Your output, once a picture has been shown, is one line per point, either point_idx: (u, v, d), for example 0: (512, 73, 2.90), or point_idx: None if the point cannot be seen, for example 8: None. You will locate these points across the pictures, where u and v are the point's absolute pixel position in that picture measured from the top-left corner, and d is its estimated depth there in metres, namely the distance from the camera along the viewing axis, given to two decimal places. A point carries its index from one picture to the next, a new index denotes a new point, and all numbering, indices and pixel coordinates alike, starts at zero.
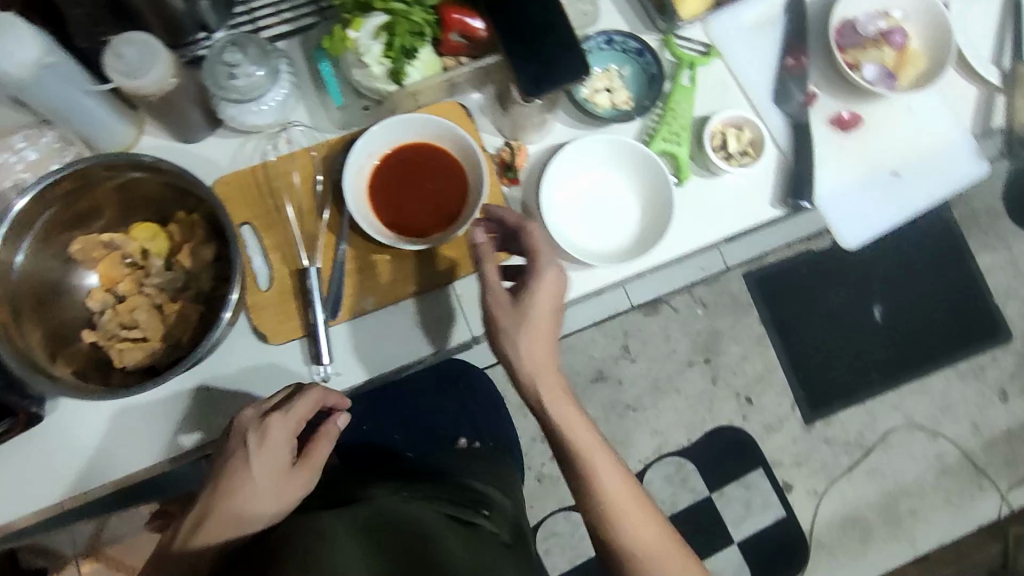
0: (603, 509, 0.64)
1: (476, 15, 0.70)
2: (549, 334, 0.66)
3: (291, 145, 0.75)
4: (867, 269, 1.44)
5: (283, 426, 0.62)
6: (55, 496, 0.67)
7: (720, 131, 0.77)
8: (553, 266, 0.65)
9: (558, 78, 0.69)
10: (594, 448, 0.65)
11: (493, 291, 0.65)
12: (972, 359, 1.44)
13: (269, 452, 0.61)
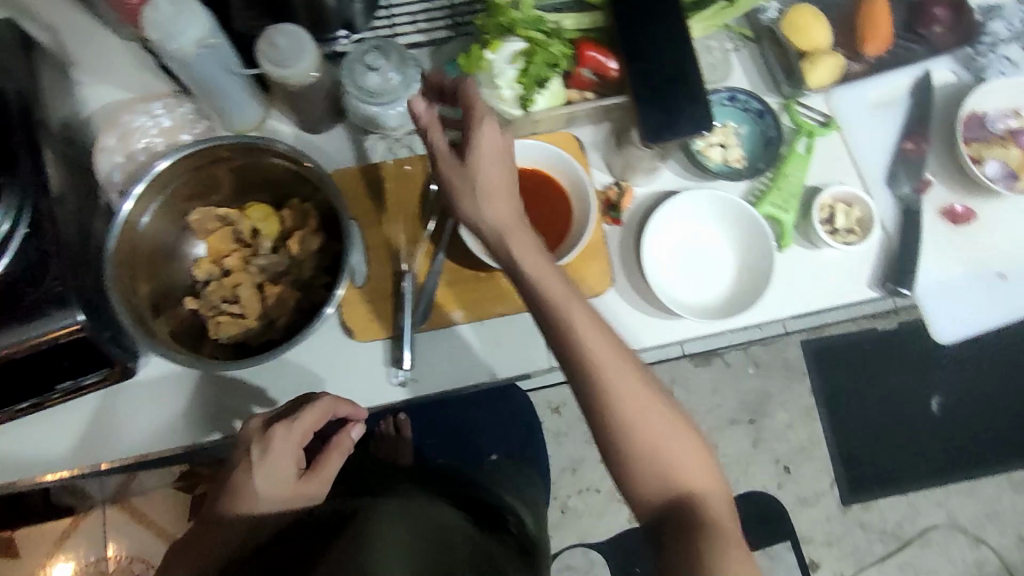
0: (628, 434, 0.55)
1: (612, 56, 0.72)
2: (510, 200, 0.61)
3: (410, 151, 0.78)
4: (930, 358, 1.40)
5: (289, 438, 0.61)
6: (133, 447, 0.70)
7: (829, 205, 0.77)
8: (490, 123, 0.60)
9: (682, 127, 0.70)
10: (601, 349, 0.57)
11: (440, 156, 0.61)
12: None
13: (272, 466, 0.60)
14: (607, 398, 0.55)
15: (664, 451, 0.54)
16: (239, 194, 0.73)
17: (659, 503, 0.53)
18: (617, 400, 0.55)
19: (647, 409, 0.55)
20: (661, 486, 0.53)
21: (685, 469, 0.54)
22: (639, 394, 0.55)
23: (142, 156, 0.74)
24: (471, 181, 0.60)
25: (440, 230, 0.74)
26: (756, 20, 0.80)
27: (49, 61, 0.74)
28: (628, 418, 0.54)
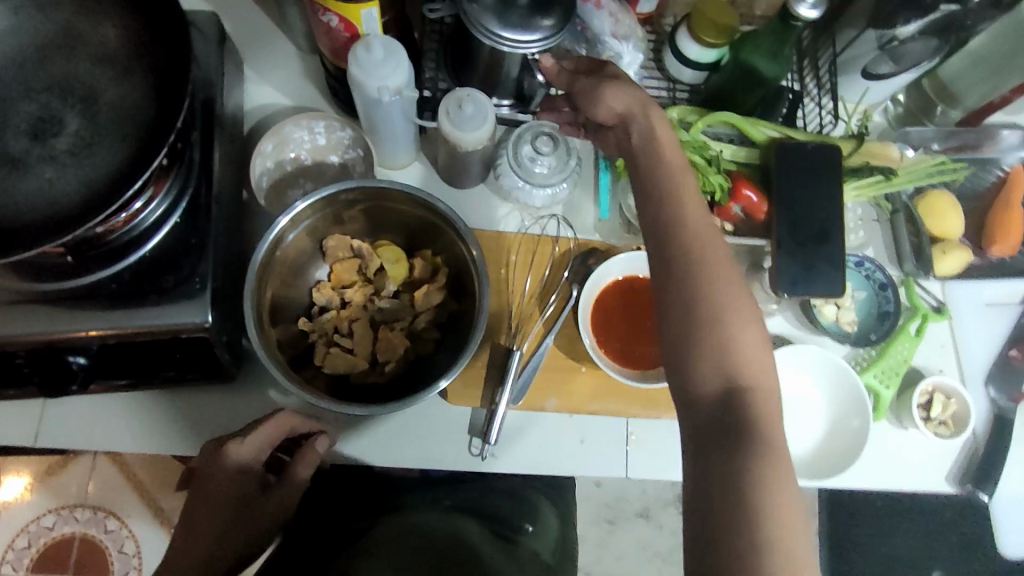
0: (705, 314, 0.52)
1: (765, 199, 0.74)
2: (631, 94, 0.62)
3: (542, 231, 0.78)
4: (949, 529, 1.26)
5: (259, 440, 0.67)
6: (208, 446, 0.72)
7: (929, 392, 0.77)
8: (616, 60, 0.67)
9: (816, 287, 0.71)
10: (708, 242, 0.55)
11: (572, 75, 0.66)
12: None
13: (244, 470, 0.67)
14: (689, 282, 0.53)
15: (738, 352, 0.51)
16: (371, 230, 0.75)
17: (715, 392, 0.51)
18: (698, 285, 0.53)
19: (733, 302, 0.53)
20: (720, 383, 0.51)
21: (755, 376, 0.52)
22: (728, 294, 0.53)
23: (289, 168, 0.77)
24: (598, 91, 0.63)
25: (555, 316, 0.75)
26: (896, 193, 0.82)
27: (232, 54, 0.76)
28: (707, 308, 0.52)
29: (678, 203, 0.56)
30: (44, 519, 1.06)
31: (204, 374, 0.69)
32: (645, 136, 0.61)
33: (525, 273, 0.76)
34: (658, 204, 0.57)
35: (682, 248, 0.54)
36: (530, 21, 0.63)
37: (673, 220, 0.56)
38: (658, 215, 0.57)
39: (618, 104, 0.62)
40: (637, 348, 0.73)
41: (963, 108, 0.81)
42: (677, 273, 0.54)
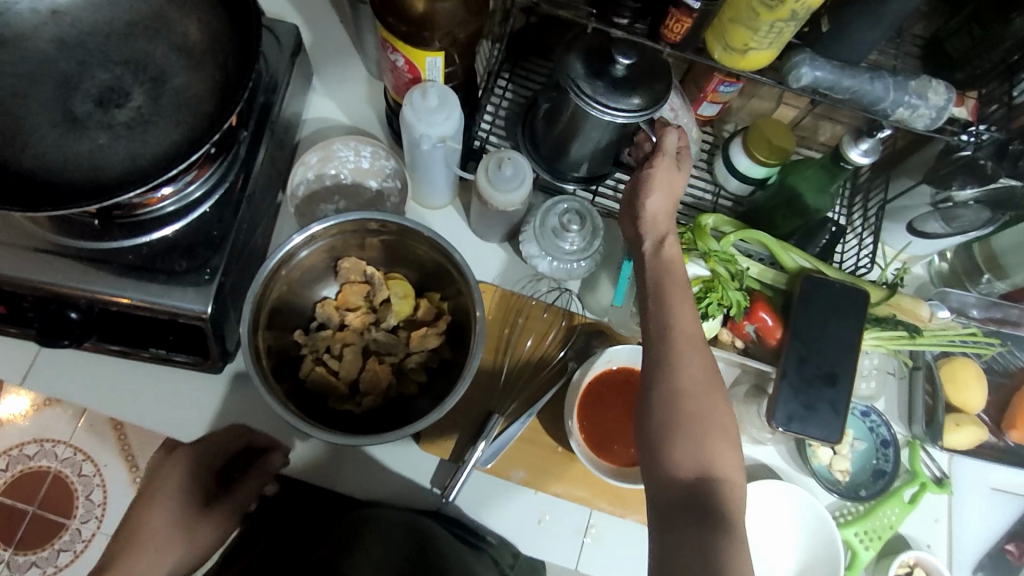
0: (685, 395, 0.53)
1: (780, 325, 0.74)
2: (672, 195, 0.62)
3: (554, 301, 0.78)
4: None
5: (217, 445, 0.71)
6: (177, 429, 0.73)
7: (909, 566, 0.73)
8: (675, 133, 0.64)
9: (812, 428, 0.69)
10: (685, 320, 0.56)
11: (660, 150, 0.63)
12: None
13: (194, 476, 0.69)
14: (674, 364, 0.54)
15: (708, 431, 0.52)
16: (387, 261, 0.76)
17: (688, 480, 0.51)
18: (677, 366, 0.54)
19: (707, 386, 0.53)
20: (696, 467, 0.51)
21: (726, 467, 0.51)
22: (705, 384, 0.53)
23: (327, 183, 0.79)
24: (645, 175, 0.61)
25: (544, 390, 0.74)
26: (919, 351, 0.79)
27: (303, 66, 0.79)
28: (684, 391, 0.53)
29: (666, 312, 0.56)
30: (27, 446, 1.05)
31: (193, 358, 0.70)
32: (661, 239, 0.61)
33: (525, 338, 0.76)
34: (655, 300, 0.57)
35: (664, 331, 0.55)
36: (616, 95, 0.63)
37: (672, 310, 0.56)
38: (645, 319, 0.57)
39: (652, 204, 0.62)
40: (617, 443, 0.71)
41: (1010, 282, 0.79)
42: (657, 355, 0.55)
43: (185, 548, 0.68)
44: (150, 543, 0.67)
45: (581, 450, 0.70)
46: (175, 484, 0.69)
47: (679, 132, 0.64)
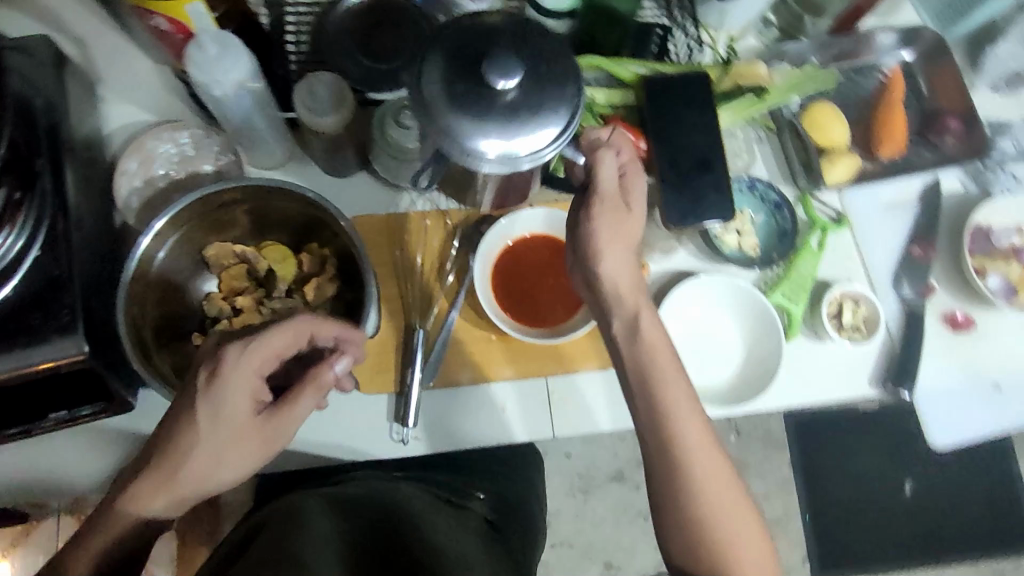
0: (693, 482, 0.60)
1: (642, 137, 0.74)
2: (626, 247, 0.65)
3: (431, 204, 0.77)
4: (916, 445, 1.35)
5: (238, 385, 0.55)
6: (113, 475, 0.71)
7: (838, 301, 0.78)
8: (612, 165, 0.63)
9: (707, 214, 0.71)
10: (679, 404, 0.62)
11: (601, 196, 0.64)
12: (1002, 565, 1.35)
13: (244, 389, 0.55)
14: (674, 448, 0.61)
15: (716, 517, 0.60)
16: (255, 234, 0.74)
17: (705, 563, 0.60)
18: (683, 453, 0.60)
19: (711, 465, 0.61)
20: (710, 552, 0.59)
21: (736, 540, 0.60)
22: (705, 455, 0.61)
23: (160, 185, 0.74)
24: (588, 237, 0.64)
25: (456, 287, 0.74)
26: (777, 111, 0.82)
27: (77, 79, 0.73)
28: (693, 470, 0.60)
29: (658, 398, 0.62)
30: None
31: (103, 405, 0.68)
32: (633, 314, 0.64)
33: (414, 255, 0.75)
34: (641, 378, 0.63)
35: (663, 414, 0.62)
36: (512, 124, 0.54)
37: (663, 403, 0.62)
38: (642, 404, 0.63)
39: (606, 269, 0.64)
40: (537, 304, 0.73)
41: (829, 16, 0.82)
42: (661, 441, 0.61)
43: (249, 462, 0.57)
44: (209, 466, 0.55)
45: (512, 326, 0.71)
46: (222, 404, 0.54)
47: (614, 154, 0.64)
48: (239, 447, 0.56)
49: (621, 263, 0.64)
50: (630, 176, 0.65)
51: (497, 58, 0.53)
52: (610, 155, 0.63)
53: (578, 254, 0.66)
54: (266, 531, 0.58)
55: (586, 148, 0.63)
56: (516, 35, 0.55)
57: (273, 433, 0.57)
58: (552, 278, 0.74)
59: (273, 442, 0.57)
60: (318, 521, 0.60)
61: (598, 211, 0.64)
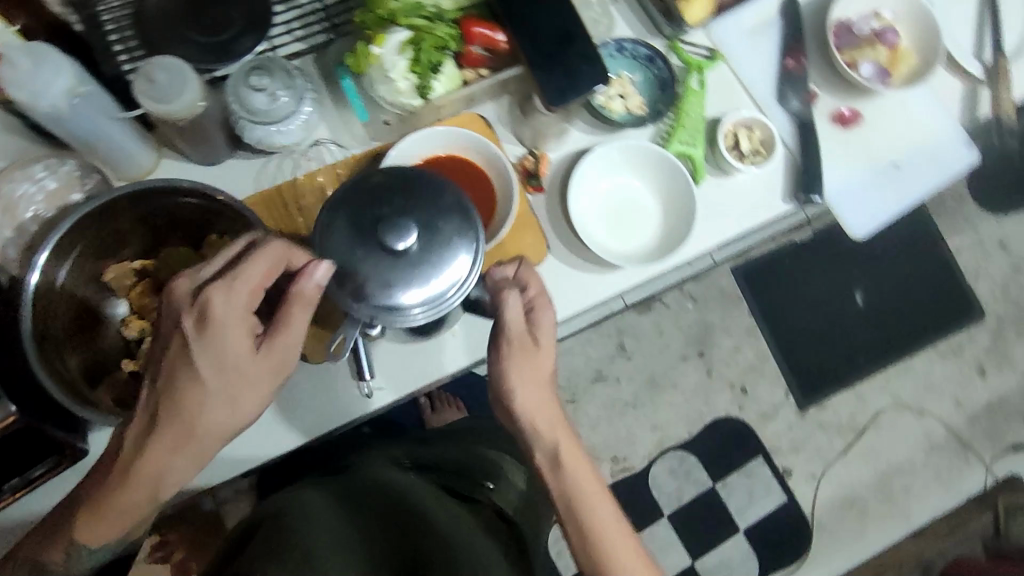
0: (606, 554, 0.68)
1: (498, 28, 0.72)
2: (541, 386, 0.71)
3: (318, 161, 0.76)
4: (794, 265, 1.75)
5: (233, 321, 0.62)
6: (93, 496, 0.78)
7: (732, 131, 0.80)
8: (516, 296, 0.70)
9: (584, 87, 0.71)
10: (589, 489, 0.70)
11: (509, 329, 0.70)
12: (923, 329, 1.76)
13: (238, 322, 0.62)
14: (588, 528, 0.68)
15: None
16: (153, 244, 0.74)
17: None
18: (594, 525, 0.68)
19: (618, 535, 0.69)
20: None
21: None
22: (611, 526, 0.69)
23: (34, 228, 0.70)
24: (507, 366, 0.69)
25: None
26: None
27: None
28: (604, 543, 0.68)
29: (576, 485, 0.69)
30: None
31: (56, 459, 0.66)
32: (553, 451, 0.70)
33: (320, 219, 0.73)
34: (557, 474, 0.70)
35: (575, 491, 0.69)
36: (420, 277, 0.64)
37: (576, 488, 0.69)
38: (558, 492, 0.70)
39: (526, 402, 0.69)
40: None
41: None
42: (578, 517, 0.69)
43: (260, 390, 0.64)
44: (225, 399, 0.63)
45: None
46: (223, 342, 0.62)
47: (518, 293, 0.70)
48: (242, 384, 0.63)
49: (541, 399, 0.70)
50: (538, 310, 0.71)
51: (397, 224, 0.63)
52: (513, 295, 0.69)
53: (498, 390, 0.71)
54: (263, 522, 0.66)
55: (494, 291, 0.70)
56: (408, 193, 0.65)
57: (274, 359, 0.64)
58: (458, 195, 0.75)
59: (279, 365, 0.64)
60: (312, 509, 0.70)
61: (513, 311, 0.68)
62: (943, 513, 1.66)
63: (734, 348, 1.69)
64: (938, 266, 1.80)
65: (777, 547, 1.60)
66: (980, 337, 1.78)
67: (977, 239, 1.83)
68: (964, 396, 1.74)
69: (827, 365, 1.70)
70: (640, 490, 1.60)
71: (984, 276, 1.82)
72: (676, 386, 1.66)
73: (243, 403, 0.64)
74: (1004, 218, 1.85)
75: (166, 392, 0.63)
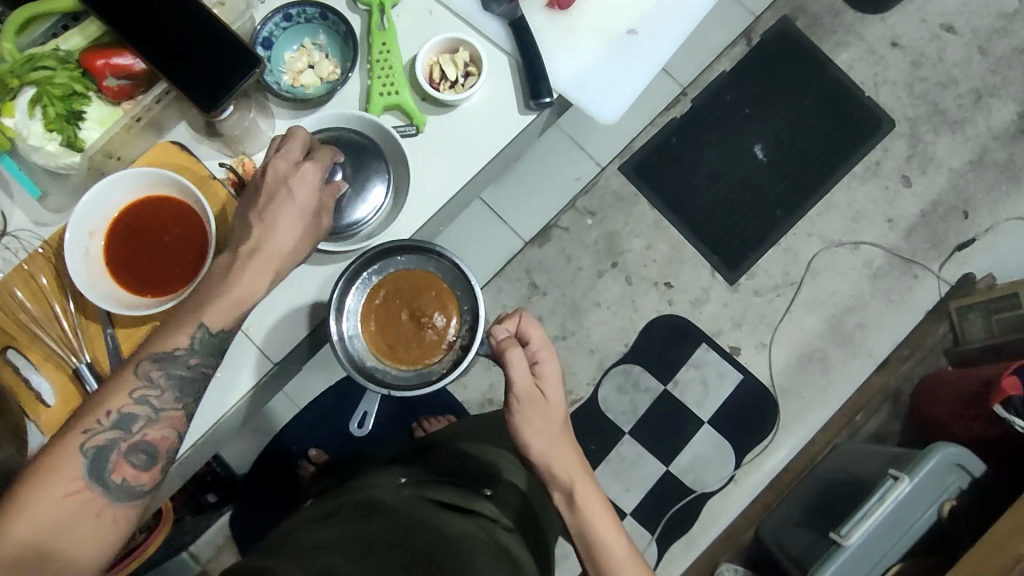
0: (603, 552, 0.83)
1: (122, 52, 0.75)
2: (550, 429, 0.86)
3: (17, 251, 0.83)
4: (685, 141, 1.66)
5: (297, 145, 0.77)
6: None
7: (435, 63, 0.85)
8: (520, 356, 0.82)
9: (233, 80, 0.70)
10: (596, 509, 0.84)
11: (515, 376, 0.83)
12: (837, 162, 1.67)
13: (309, 182, 0.77)
14: (593, 537, 0.83)
15: None
16: None
17: None
18: (598, 536, 0.83)
19: (621, 546, 0.83)
20: None
21: None
22: (614, 534, 0.84)
23: None
24: (521, 408, 0.84)
25: (78, 310, 0.81)
26: None
27: None
28: (611, 545, 0.83)
29: (586, 506, 0.84)
30: None
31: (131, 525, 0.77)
32: (566, 479, 0.85)
33: (31, 319, 0.80)
34: (563, 491, 0.86)
35: (582, 511, 0.84)
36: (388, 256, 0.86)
37: (583, 505, 0.84)
38: (568, 509, 0.86)
39: (534, 438, 0.85)
40: (188, 256, 0.78)
41: None
42: (587, 526, 0.84)
43: (315, 238, 0.78)
44: (281, 241, 0.76)
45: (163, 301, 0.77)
46: (283, 183, 0.76)
47: (520, 351, 0.82)
48: (295, 229, 0.76)
49: (540, 427, 0.85)
50: (542, 363, 0.85)
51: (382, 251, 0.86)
52: (517, 351, 0.82)
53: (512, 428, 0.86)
54: (280, 538, 0.88)
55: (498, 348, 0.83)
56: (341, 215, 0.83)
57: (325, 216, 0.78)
58: (167, 234, 0.79)
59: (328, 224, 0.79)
60: (328, 520, 0.92)
61: (519, 362, 0.82)
62: (904, 336, 1.60)
63: (648, 247, 1.63)
64: (834, 87, 1.70)
65: (747, 425, 1.57)
66: (895, 147, 1.69)
67: (867, 47, 1.72)
68: (895, 214, 1.66)
69: (748, 231, 1.63)
70: (595, 416, 1.58)
71: (885, 82, 1.71)
72: (601, 304, 1.61)
73: (281, 255, 0.76)
74: (889, 15, 1.72)
75: (249, 252, 0.75)
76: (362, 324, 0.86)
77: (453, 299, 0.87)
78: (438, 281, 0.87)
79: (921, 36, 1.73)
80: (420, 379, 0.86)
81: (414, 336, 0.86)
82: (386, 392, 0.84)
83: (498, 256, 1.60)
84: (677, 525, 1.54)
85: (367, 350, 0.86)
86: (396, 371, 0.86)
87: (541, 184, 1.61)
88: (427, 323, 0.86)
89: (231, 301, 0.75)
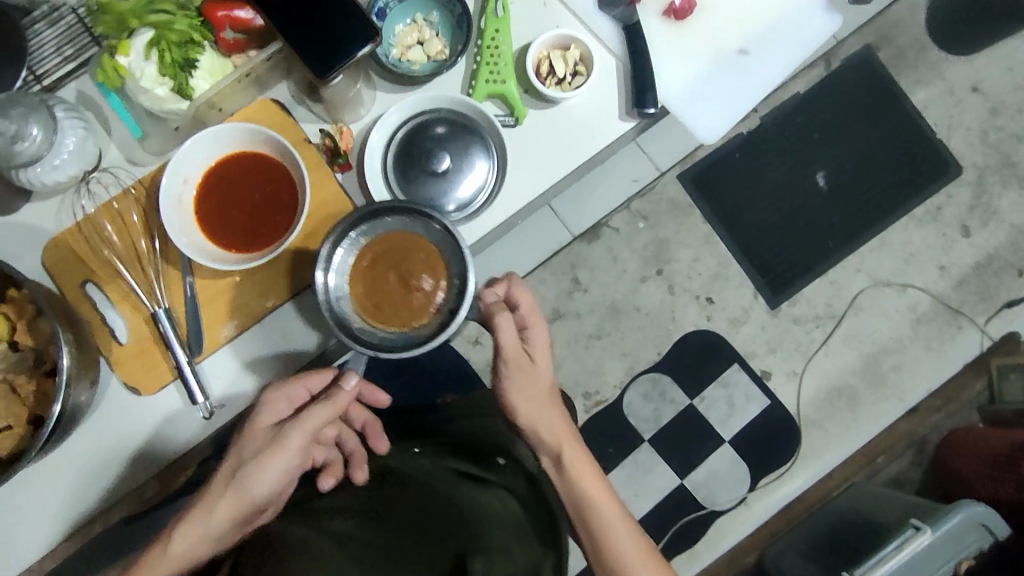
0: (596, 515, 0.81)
1: (241, 6, 0.77)
2: (541, 398, 0.86)
3: (109, 188, 0.85)
4: (749, 159, 1.64)
5: (268, 409, 0.81)
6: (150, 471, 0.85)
7: (546, 57, 0.85)
8: (507, 321, 0.84)
9: (346, 49, 0.70)
10: (583, 472, 0.83)
11: (502, 341, 0.84)
12: (898, 202, 1.64)
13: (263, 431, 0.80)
14: (583, 504, 0.82)
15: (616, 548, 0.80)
16: None
17: None
18: (590, 501, 0.82)
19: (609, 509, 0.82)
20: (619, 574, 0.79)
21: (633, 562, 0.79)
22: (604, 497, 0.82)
23: None
24: (513, 376, 0.85)
25: (160, 254, 0.84)
26: None
27: None
28: (602, 513, 0.81)
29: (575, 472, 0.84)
30: None
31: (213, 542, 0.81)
32: (557, 446, 0.85)
33: (116, 256, 0.83)
34: (553, 457, 0.86)
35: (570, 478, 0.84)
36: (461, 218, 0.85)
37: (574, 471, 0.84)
38: (561, 476, 0.85)
39: (523, 408, 0.86)
40: (278, 214, 0.80)
41: None
42: (580, 495, 0.83)
43: (285, 449, 0.79)
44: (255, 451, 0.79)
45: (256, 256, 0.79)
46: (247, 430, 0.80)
47: (508, 316, 0.84)
48: (255, 456, 0.79)
49: (533, 396, 0.86)
50: (531, 328, 0.87)
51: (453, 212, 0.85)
52: (503, 317, 0.83)
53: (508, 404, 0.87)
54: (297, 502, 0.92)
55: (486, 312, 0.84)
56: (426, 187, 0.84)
57: (284, 438, 0.79)
58: (257, 192, 0.81)
59: (284, 446, 0.79)
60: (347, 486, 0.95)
61: (505, 325, 0.83)
62: (938, 386, 1.58)
63: (694, 260, 1.62)
64: (907, 126, 1.67)
65: (767, 450, 1.57)
66: (960, 194, 1.66)
67: (948, 88, 1.68)
68: (949, 261, 1.64)
69: (797, 258, 1.62)
70: (617, 419, 1.58)
71: (959, 127, 1.68)
72: (640, 310, 1.61)
73: (265, 474, 0.78)
74: (976, 58, 1.68)
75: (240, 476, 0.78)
76: (350, 284, 0.82)
77: (443, 263, 0.81)
78: (430, 246, 0.82)
79: (1004, 84, 1.69)
80: (406, 343, 0.81)
81: (401, 298, 0.81)
82: (372, 352, 0.79)
83: (544, 247, 1.59)
84: (683, 538, 1.55)
85: (352, 311, 0.81)
86: (384, 333, 0.81)
87: (598, 181, 1.59)
88: (415, 286, 0.81)
89: (227, 512, 0.77)
